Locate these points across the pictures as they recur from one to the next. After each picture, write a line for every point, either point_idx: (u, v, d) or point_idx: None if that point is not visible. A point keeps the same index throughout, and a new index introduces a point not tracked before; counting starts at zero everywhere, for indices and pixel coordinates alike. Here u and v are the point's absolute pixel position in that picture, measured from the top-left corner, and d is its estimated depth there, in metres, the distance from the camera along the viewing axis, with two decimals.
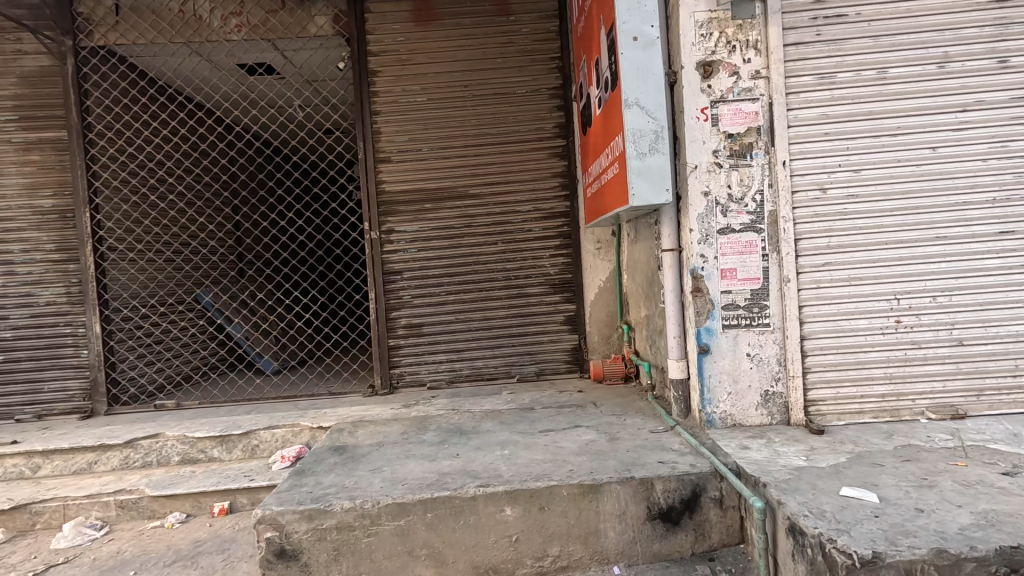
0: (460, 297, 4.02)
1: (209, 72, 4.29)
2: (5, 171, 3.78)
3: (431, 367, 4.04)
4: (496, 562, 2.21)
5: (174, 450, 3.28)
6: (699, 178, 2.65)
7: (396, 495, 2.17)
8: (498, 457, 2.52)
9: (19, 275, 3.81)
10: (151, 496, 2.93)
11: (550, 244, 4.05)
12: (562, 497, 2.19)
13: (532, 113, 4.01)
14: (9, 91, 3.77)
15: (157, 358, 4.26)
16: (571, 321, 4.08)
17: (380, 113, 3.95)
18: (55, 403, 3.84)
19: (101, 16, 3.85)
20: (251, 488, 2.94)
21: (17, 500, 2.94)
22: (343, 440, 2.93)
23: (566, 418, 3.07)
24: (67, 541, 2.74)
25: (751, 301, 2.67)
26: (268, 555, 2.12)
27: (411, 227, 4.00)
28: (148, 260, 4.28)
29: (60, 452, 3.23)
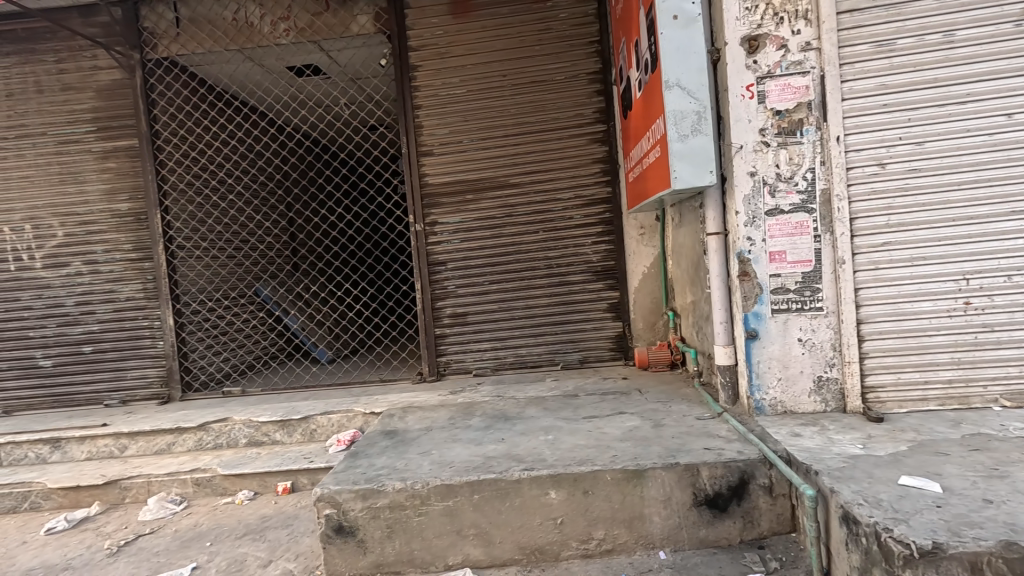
0: (503, 286, 4.07)
1: (261, 76, 4.51)
2: (87, 178, 4.13)
3: (477, 355, 4.13)
4: (542, 544, 2.26)
5: (241, 433, 3.52)
6: (745, 158, 2.57)
7: (444, 477, 2.26)
8: (542, 442, 2.56)
9: (103, 273, 4.18)
10: (222, 474, 3.17)
11: (592, 231, 4.03)
12: (606, 482, 2.21)
13: (571, 99, 3.98)
14: (89, 104, 4.12)
15: (223, 348, 4.56)
16: (615, 308, 4.06)
17: (421, 108, 4.04)
18: (137, 389, 4.20)
19: (163, 29, 4.11)
20: (311, 469, 3.13)
21: (109, 476, 3.25)
22: (394, 424, 3.06)
23: (610, 405, 3.08)
24: (152, 514, 3.03)
25: (803, 284, 2.57)
26: (327, 531, 2.25)
27: (454, 218, 4.08)
28: (213, 257, 4.58)
29: (144, 434, 3.54)
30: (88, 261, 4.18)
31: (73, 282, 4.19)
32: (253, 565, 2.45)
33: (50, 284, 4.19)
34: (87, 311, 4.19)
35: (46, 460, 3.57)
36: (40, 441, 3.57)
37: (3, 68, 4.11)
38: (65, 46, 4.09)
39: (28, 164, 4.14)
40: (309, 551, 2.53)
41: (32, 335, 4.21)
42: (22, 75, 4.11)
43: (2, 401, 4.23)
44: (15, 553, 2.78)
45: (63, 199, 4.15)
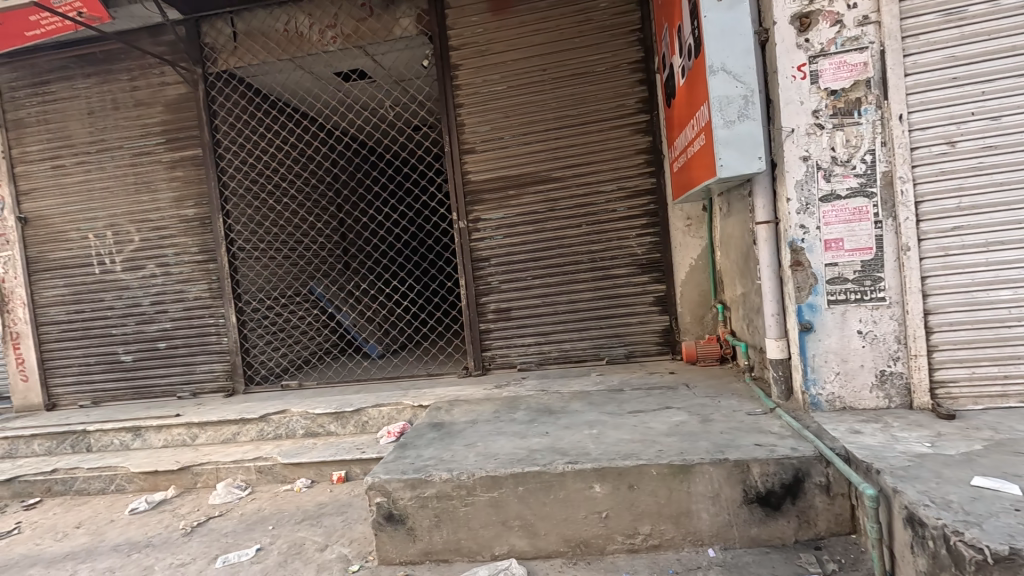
0: (546, 281, 4.07)
1: (311, 83, 4.70)
2: (158, 187, 4.46)
3: (521, 350, 4.15)
4: (587, 537, 2.26)
5: (298, 424, 3.71)
6: (797, 142, 2.45)
7: (489, 468, 2.29)
8: (586, 436, 2.56)
9: (174, 275, 4.50)
10: (283, 463, 3.36)
11: (636, 224, 3.96)
12: (651, 476, 2.18)
13: (612, 91, 3.92)
14: (159, 118, 4.44)
15: (281, 344, 4.82)
16: (661, 301, 3.97)
17: (463, 106, 4.09)
18: (205, 382, 4.50)
19: (222, 44, 4.36)
20: (363, 460, 3.26)
21: (183, 463, 3.51)
22: (440, 417, 3.14)
23: (656, 399, 3.03)
24: (221, 498, 3.24)
25: (862, 273, 2.42)
26: (378, 518, 2.34)
27: (497, 214, 4.11)
28: (270, 258, 4.83)
29: (212, 424, 3.79)
30: (161, 264, 4.51)
31: (148, 284, 4.53)
32: (311, 549, 2.59)
33: (128, 286, 4.55)
34: (161, 310, 4.53)
35: (129, 447, 3.90)
36: (123, 430, 3.89)
37: (85, 88, 4.49)
38: (137, 65, 4.42)
39: (108, 176, 4.51)
40: (361, 537, 2.63)
41: (114, 333, 4.60)
42: (100, 94, 4.47)
43: (91, 393, 4.65)
44: (104, 530, 3.06)
45: (138, 206, 4.50)
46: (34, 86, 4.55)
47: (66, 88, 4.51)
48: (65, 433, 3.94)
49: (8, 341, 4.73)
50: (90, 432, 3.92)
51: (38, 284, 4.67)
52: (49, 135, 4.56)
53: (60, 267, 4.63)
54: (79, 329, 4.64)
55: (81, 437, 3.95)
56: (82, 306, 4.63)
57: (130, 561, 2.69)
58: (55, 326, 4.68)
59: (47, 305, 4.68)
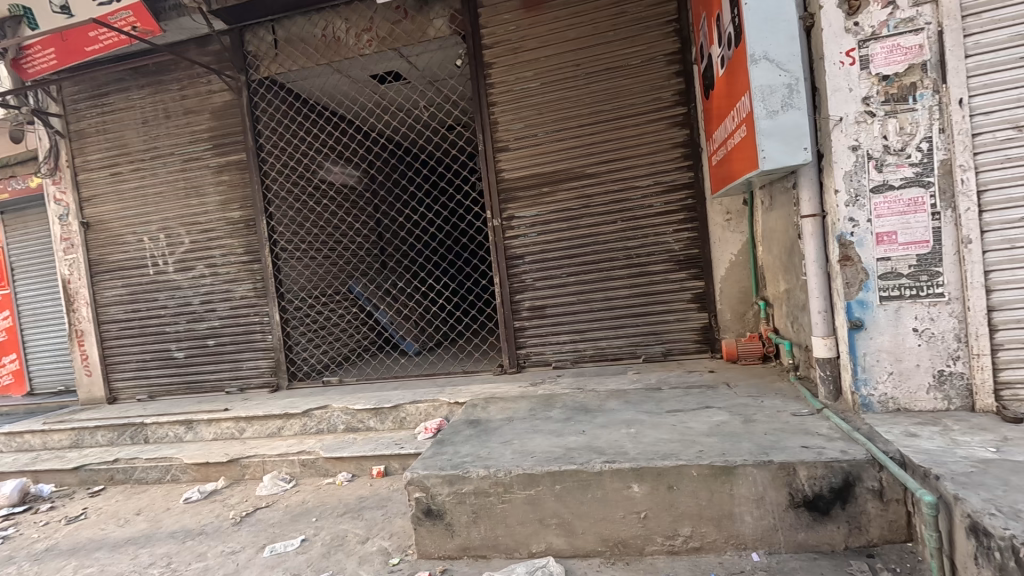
0: (581, 278, 4.04)
1: (348, 86, 4.80)
2: (206, 191, 4.66)
3: (556, 347, 4.14)
4: (625, 537, 2.23)
5: (339, 419, 3.82)
6: (845, 131, 2.34)
7: (526, 466, 2.30)
8: (623, 435, 2.53)
9: (221, 275, 4.70)
10: (325, 457, 3.46)
11: (673, 219, 3.88)
12: (692, 477, 2.13)
13: (648, 83, 3.85)
14: (207, 125, 4.63)
15: (322, 342, 4.96)
16: (700, 298, 3.88)
17: (496, 105, 4.10)
18: (251, 378, 4.68)
19: (264, 51, 4.50)
20: (402, 455, 3.33)
21: (232, 455, 3.66)
22: (477, 414, 3.17)
23: (696, 399, 2.96)
24: (268, 489, 3.38)
25: (918, 268, 2.30)
26: (417, 513, 2.38)
27: (531, 212, 4.10)
28: (311, 257, 4.98)
29: (258, 419, 3.95)
30: (209, 265, 4.72)
31: (198, 284, 4.75)
32: (353, 541, 2.66)
33: (180, 286, 4.78)
34: (210, 308, 4.74)
35: (182, 439, 4.10)
36: (177, 423, 4.10)
37: (139, 99, 4.73)
38: (186, 74, 4.62)
39: (160, 181, 4.75)
40: (401, 531, 2.69)
41: (167, 330, 4.84)
42: (153, 103, 4.71)
43: (147, 387, 4.91)
44: (161, 517, 3.23)
45: (188, 210, 4.71)
46: (94, 98, 4.83)
47: (122, 99, 4.77)
48: (124, 425, 4.18)
49: (74, 338, 5.04)
50: (147, 424, 4.15)
51: (100, 285, 4.97)
52: (108, 144, 4.83)
53: (118, 268, 4.91)
54: (136, 327, 4.91)
55: (139, 429, 4.17)
56: (138, 306, 4.89)
57: (185, 548, 2.82)
58: (115, 324, 4.97)
59: (108, 304, 4.97)
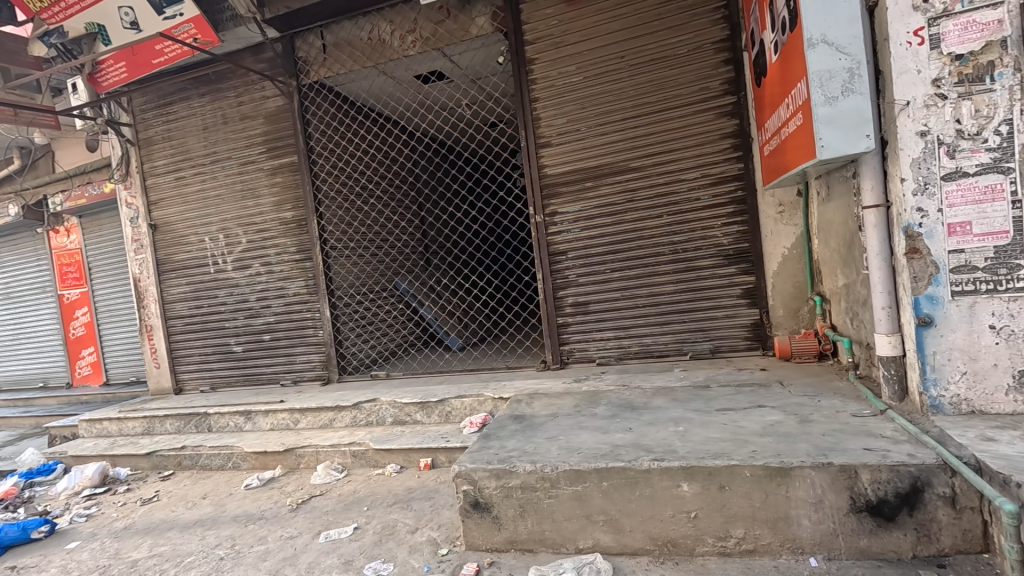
0: (625, 274, 3.99)
1: (393, 87, 4.91)
2: (261, 193, 4.88)
3: (600, 344, 4.11)
4: (674, 537, 2.20)
5: (388, 412, 3.93)
6: (913, 115, 2.20)
7: (573, 462, 2.30)
8: (672, 433, 2.48)
9: (276, 272, 4.91)
10: (374, 448, 3.58)
11: (722, 213, 3.77)
12: (745, 478, 2.08)
13: (695, 73, 3.74)
14: (261, 129, 4.85)
15: (370, 337, 5.11)
16: (751, 294, 3.75)
17: (539, 100, 4.09)
18: (304, 371, 4.88)
19: (313, 56, 4.65)
20: (448, 448, 3.39)
21: (287, 445, 3.83)
22: (521, 410, 3.19)
23: (747, 397, 2.87)
24: (321, 478, 3.52)
25: (996, 260, 2.15)
26: (465, 505, 2.43)
27: (574, 207, 4.07)
28: (359, 255, 5.13)
29: (312, 411, 4.11)
30: (264, 263, 4.94)
31: (254, 281, 4.98)
32: (402, 531, 2.73)
33: (238, 283, 5.03)
34: (266, 305, 4.96)
35: (241, 428, 4.33)
36: (237, 413, 4.33)
37: (200, 106, 5.00)
38: (242, 82, 4.85)
39: (220, 184, 5.01)
40: (449, 523, 2.74)
41: (227, 325, 5.11)
42: (212, 110, 4.96)
43: (210, 379, 5.21)
44: (225, 502, 3.43)
45: (245, 211, 4.95)
46: (159, 107, 5.14)
47: (184, 108, 5.05)
48: (190, 415, 4.45)
49: (144, 333, 5.40)
50: (210, 414, 4.40)
51: (166, 283, 5.30)
52: (172, 151, 5.14)
53: (183, 267, 5.22)
54: (199, 322, 5.21)
55: (203, 418, 4.43)
56: (201, 302, 5.18)
57: (247, 531, 2.99)
58: (180, 320, 5.29)
59: (174, 301, 5.29)
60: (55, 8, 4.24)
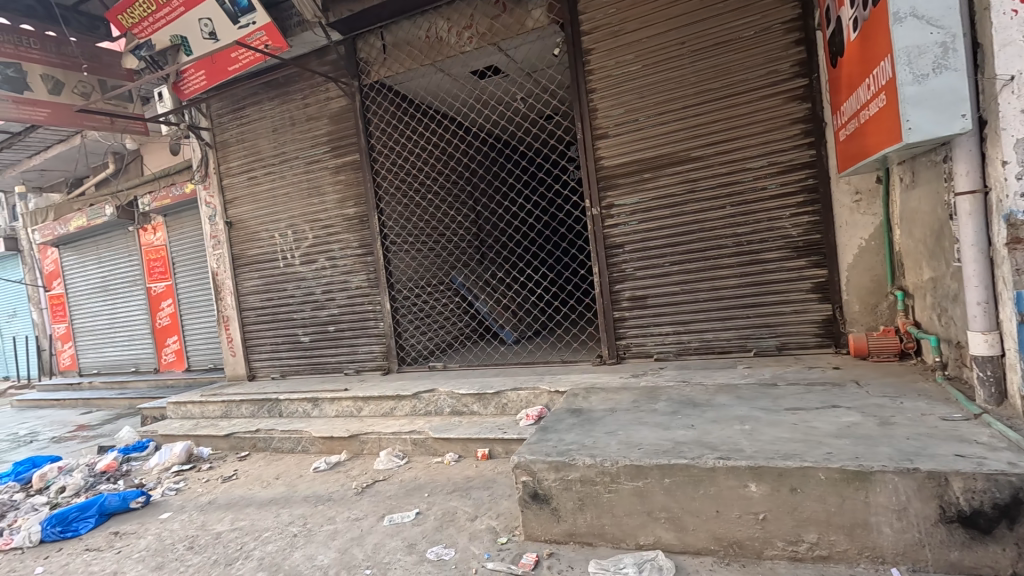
0: (686, 267, 3.87)
1: (450, 84, 4.99)
2: (326, 191, 5.11)
3: (658, 339, 4.02)
4: (740, 538, 2.13)
5: (446, 403, 4.03)
6: (1018, 92, 2.00)
7: (633, 457, 2.27)
8: (737, 432, 2.39)
9: (339, 266, 5.13)
10: (434, 437, 3.68)
11: (791, 203, 3.58)
12: (819, 480, 1.98)
13: (762, 56, 3.57)
14: (326, 130, 5.06)
15: (428, 329, 5.25)
16: (822, 288, 3.55)
17: (595, 91, 4.03)
18: (365, 361, 5.09)
19: (374, 57, 4.80)
20: (506, 439, 3.44)
21: (352, 432, 4.01)
22: (578, 403, 3.18)
23: (819, 397, 2.73)
24: (384, 464, 3.66)
25: None
26: (524, 496, 2.45)
27: (631, 199, 4.00)
28: (418, 249, 5.27)
29: (374, 399, 4.28)
30: (329, 257, 5.17)
31: (320, 275, 5.23)
32: (462, 518, 2.80)
33: (305, 277, 5.30)
34: (331, 297, 5.20)
35: (309, 414, 4.57)
36: (305, 400, 4.57)
37: (270, 109, 5.28)
38: (308, 85, 5.07)
39: (288, 183, 5.28)
40: (507, 512, 2.78)
41: (295, 316, 5.39)
42: (281, 113, 5.23)
43: (280, 367, 5.53)
44: (296, 483, 3.65)
45: (311, 208, 5.20)
46: (234, 111, 5.47)
47: (256, 111, 5.35)
48: (263, 400, 4.75)
49: (222, 323, 5.80)
50: (281, 400, 4.67)
51: (241, 276, 5.66)
52: (245, 152, 5.46)
53: (255, 262, 5.56)
54: (270, 313, 5.53)
55: (274, 404, 4.72)
56: (272, 295, 5.50)
57: (317, 511, 3.16)
58: (253, 311, 5.64)
59: (248, 293, 5.65)
60: (144, 23, 4.68)
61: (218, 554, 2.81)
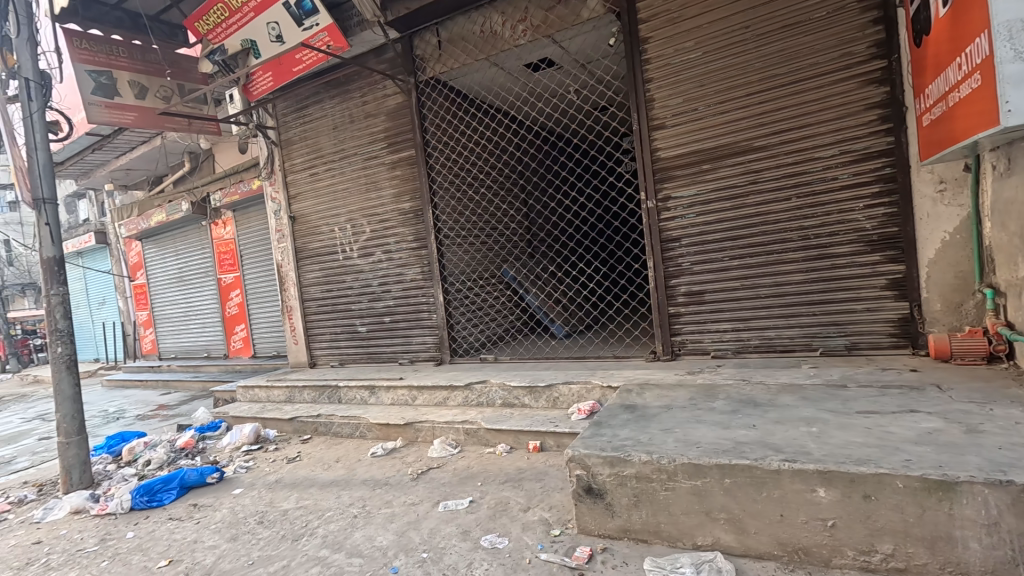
0: (747, 263, 3.72)
1: (503, 78, 5.01)
2: (383, 186, 5.26)
3: (715, 336, 3.89)
4: (807, 545, 2.04)
5: (497, 394, 4.08)
6: None
7: (692, 455, 2.21)
8: (804, 434, 2.29)
9: (395, 259, 5.28)
10: (486, 427, 3.73)
11: (865, 194, 3.36)
12: (897, 489, 1.86)
13: (835, 38, 3.36)
14: (383, 126, 5.20)
15: (480, 322, 5.32)
16: (899, 285, 3.32)
17: (652, 81, 3.93)
18: (419, 352, 5.23)
19: (430, 53, 4.88)
20: (558, 433, 3.44)
21: (408, 420, 4.14)
22: (632, 400, 3.14)
23: (895, 400, 2.56)
24: (438, 452, 3.75)
25: None
26: (578, 489, 2.45)
27: (689, 191, 3.88)
28: (470, 243, 5.34)
29: (428, 389, 4.39)
30: (385, 250, 5.33)
31: (377, 267, 5.40)
32: (515, 508, 2.84)
33: (362, 269, 5.49)
34: (386, 289, 5.36)
35: (366, 401, 4.75)
36: (363, 387, 4.75)
37: (331, 107, 5.48)
38: (366, 83, 5.23)
39: (347, 179, 5.47)
40: (560, 505, 2.79)
41: (353, 307, 5.60)
42: (341, 111, 5.42)
43: (339, 356, 5.77)
44: (355, 466, 3.81)
45: (368, 203, 5.37)
46: (297, 110, 5.72)
47: (318, 110, 5.57)
48: (324, 387, 4.97)
49: (286, 313, 6.11)
50: (341, 387, 4.88)
51: (303, 268, 5.93)
52: (308, 149, 5.71)
53: (316, 255, 5.81)
54: (330, 304, 5.77)
55: (334, 390, 4.93)
56: (331, 286, 5.74)
57: (375, 494, 3.29)
58: (314, 302, 5.91)
59: (309, 285, 5.92)
60: (218, 29, 4.98)
61: (286, 530, 2.98)
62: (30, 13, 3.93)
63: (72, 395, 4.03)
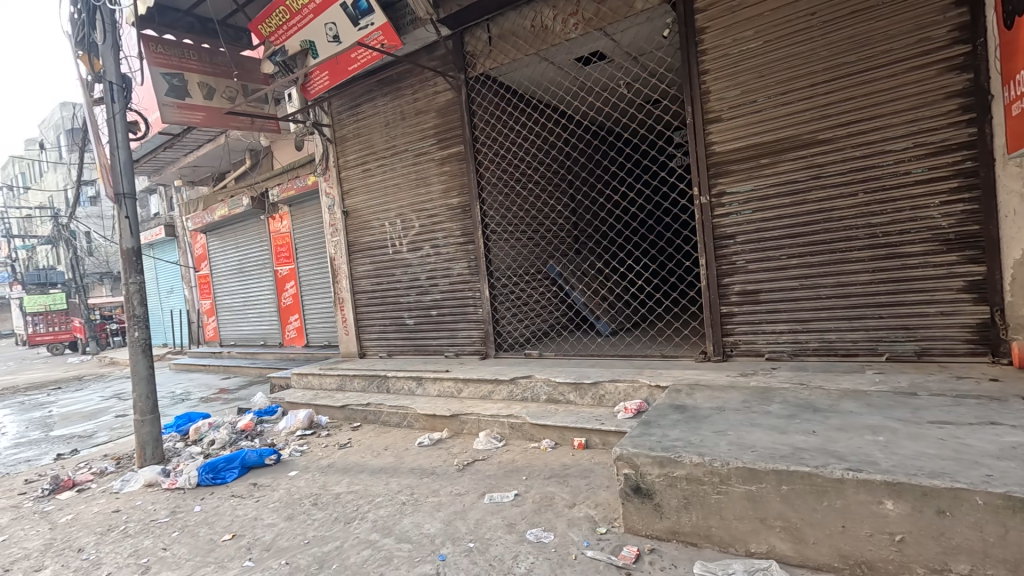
0: (807, 261, 3.55)
1: (554, 72, 4.98)
2: (432, 181, 5.36)
3: (771, 337, 3.75)
4: (871, 559, 1.94)
5: (542, 389, 4.09)
6: None
7: (747, 459, 2.14)
8: (870, 443, 2.17)
9: (442, 253, 5.37)
10: (530, 422, 3.75)
11: (941, 189, 3.14)
12: (975, 506, 1.74)
13: (911, 23, 3.15)
14: (433, 122, 5.29)
15: (525, 318, 5.32)
16: (979, 287, 3.09)
17: (708, 72, 3.80)
18: (464, 345, 5.30)
19: (480, 49, 4.91)
20: (603, 431, 3.41)
21: (453, 412, 4.21)
22: (681, 400, 3.07)
23: (973, 411, 2.38)
24: (483, 445, 3.80)
25: None
26: (626, 488, 2.42)
27: (745, 186, 3.73)
28: (517, 238, 5.35)
29: (473, 382, 4.45)
30: (433, 244, 5.43)
31: (424, 261, 5.50)
32: (560, 504, 2.84)
33: (411, 263, 5.61)
34: (434, 283, 5.46)
35: (413, 392, 4.86)
36: (410, 378, 4.86)
37: (383, 105, 5.61)
38: (418, 80, 5.33)
39: (397, 175, 5.60)
40: (606, 503, 2.77)
41: (401, 300, 5.74)
42: (393, 108, 5.54)
43: (387, 347, 5.94)
44: (402, 455, 3.91)
45: (418, 198, 5.47)
46: (351, 108, 5.89)
47: (371, 107, 5.72)
48: (373, 376, 5.13)
49: (338, 305, 6.34)
50: (389, 377, 5.02)
51: (354, 262, 6.13)
52: (361, 146, 5.87)
53: (367, 248, 5.99)
54: (379, 297, 5.94)
55: (383, 380, 5.08)
56: (381, 280, 5.90)
57: (422, 483, 3.37)
58: (364, 294, 6.09)
59: (360, 278, 6.11)
60: (279, 31, 5.19)
61: (338, 512, 3.11)
62: (114, 21, 4.24)
63: (147, 376, 4.33)
